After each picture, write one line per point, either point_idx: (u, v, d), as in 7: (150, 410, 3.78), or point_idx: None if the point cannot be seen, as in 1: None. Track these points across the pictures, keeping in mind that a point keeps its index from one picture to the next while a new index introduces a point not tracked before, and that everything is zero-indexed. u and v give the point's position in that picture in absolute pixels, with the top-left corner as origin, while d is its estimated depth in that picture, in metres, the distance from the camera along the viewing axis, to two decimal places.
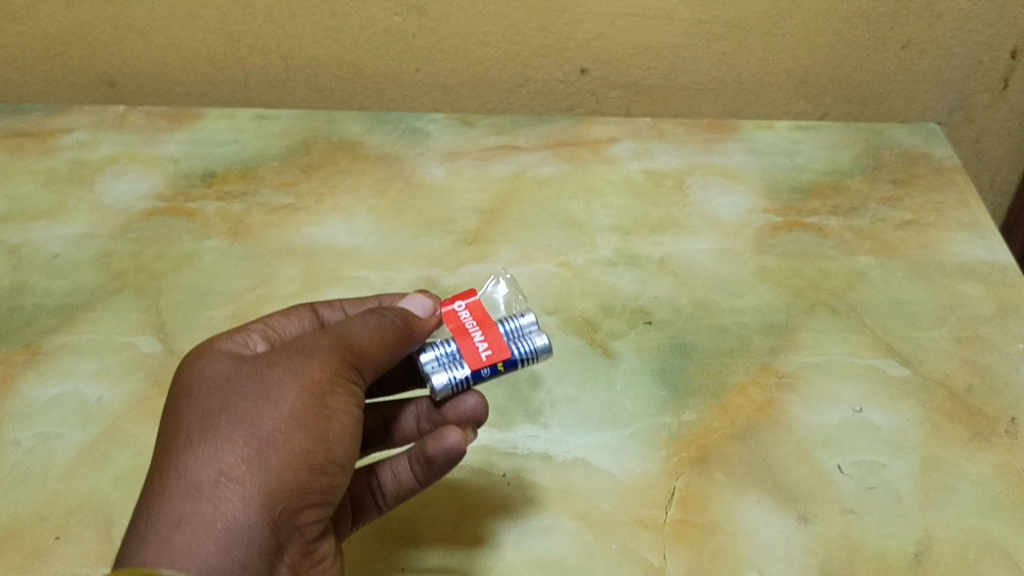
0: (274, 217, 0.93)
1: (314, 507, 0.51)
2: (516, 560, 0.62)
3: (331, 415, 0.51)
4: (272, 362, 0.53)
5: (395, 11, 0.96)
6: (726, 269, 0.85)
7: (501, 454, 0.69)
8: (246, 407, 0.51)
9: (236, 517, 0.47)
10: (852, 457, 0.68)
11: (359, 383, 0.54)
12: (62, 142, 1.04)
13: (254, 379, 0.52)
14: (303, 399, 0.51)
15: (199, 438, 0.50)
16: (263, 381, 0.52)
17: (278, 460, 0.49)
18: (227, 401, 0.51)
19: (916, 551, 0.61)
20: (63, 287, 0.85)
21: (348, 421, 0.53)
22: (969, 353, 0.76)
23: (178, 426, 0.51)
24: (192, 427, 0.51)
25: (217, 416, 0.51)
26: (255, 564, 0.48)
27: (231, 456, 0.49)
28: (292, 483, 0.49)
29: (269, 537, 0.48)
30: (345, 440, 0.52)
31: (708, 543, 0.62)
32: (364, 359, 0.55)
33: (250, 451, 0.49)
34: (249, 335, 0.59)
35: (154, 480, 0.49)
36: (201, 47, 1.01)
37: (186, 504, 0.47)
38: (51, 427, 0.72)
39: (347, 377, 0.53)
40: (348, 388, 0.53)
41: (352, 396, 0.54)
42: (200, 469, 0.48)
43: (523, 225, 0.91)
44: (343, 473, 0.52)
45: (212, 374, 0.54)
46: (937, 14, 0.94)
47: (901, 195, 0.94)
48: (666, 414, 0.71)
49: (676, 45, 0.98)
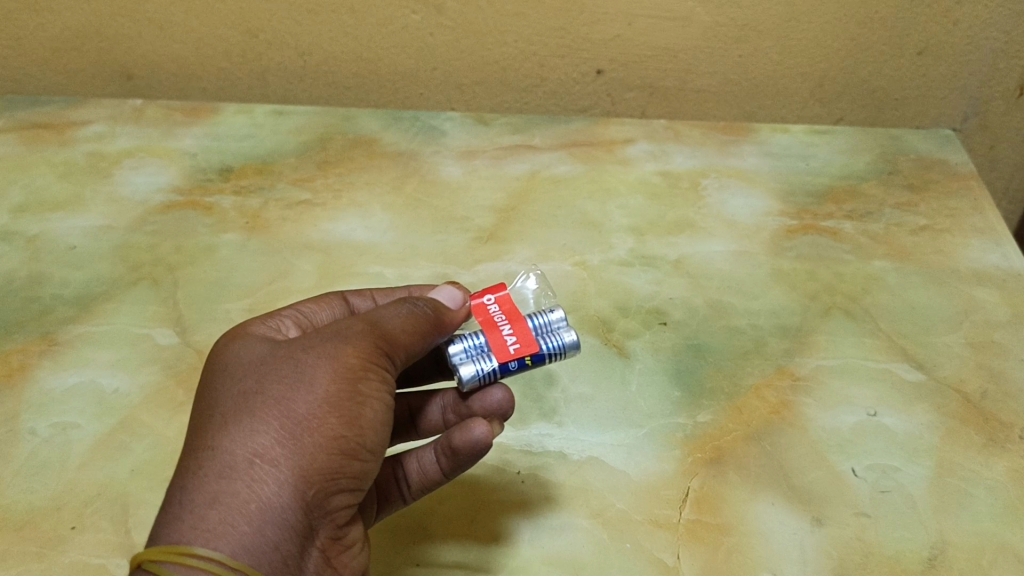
0: (291, 213, 0.93)
1: (345, 493, 0.51)
2: (531, 557, 0.62)
3: (365, 401, 0.52)
4: (307, 347, 0.53)
5: (413, 9, 0.96)
6: (740, 271, 0.85)
7: (517, 451, 0.69)
8: (281, 389, 0.51)
9: (270, 499, 0.48)
10: (867, 460, 0.68)
11: (391, 371, 0.55)
12: (80, 135, 1.05)
13: (289, 362, 0.52)
14: (338, 384, 0.51)
15: (234, 418, 0.50)
16: (298, 364, 0.52)
17: (312, 443, 0.49)
18: (262, 383, 0.51)
19: (931, 555, 0.62)
20: (80, 278, 0.86)
21: (380, 407, 0.53)
22: (984, 358, 0.76)
23: (212, 406, 0.51)
24: (226, 407, 0.51)
25: (252, 397, 0.51)
26: (287, 545, 0.48)
27: (265, 437, 0.49)
28: (326, 467, 0.49)
29: (301, 519, 0.49)
30: (377, 426, 0.52)
31: (723, 543, 0.63)
32: (396, 346, 0.55)
33: (285, 433, 0.49)
34: (281, 320, 0.60)
35: (188, 459, 0.49)
36: (219, 41, 1.01)
37: (221, 484, 0.47)
38: (69, 417, 0.73)
39: (380, 364, 0.54)
40: (381, 375, 0.53)
41: (385, 383, 0.54)
42: (235, 449, 0.48)
43: (539, 224, 0.91)
44: (374, 459, 0.53)
45: (245, 356, 0.54)
46: (955, 21, 0.94)
47: (917, 200, 0.94)
48: (681, 414, 0.72)
49: (693, 47, 0.98)
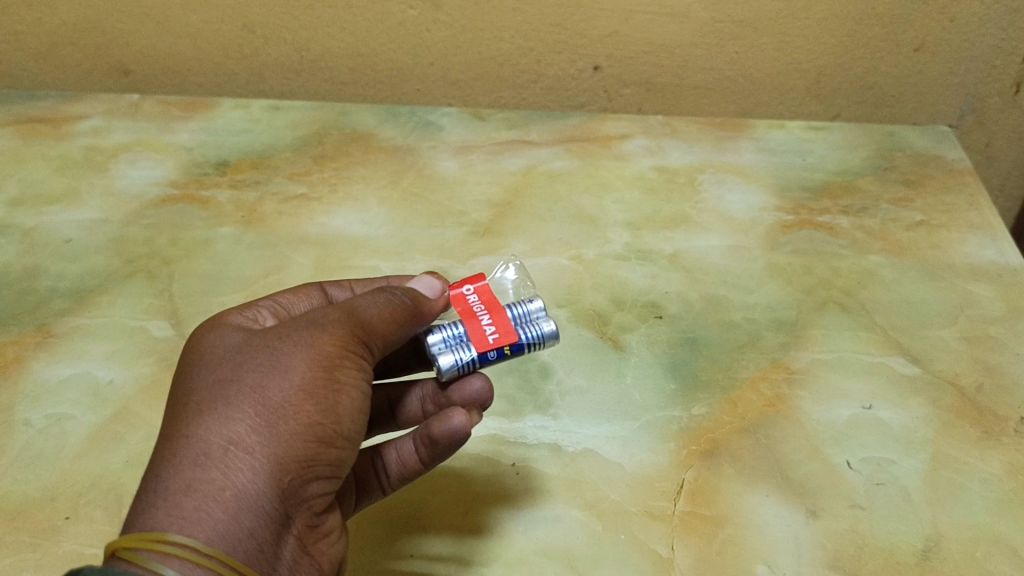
0: (287, 207, 0.93)
1: (321, 480, 0.51)
2: (524, 548, 0.62)
3: (341, 388, 0.52)
4: (282, 336, 0.53)
5: (410, 4, 0.96)
6: (737, 265, 0.85)
7: (511, 443, 0.69)
8: (257, 377, 0.51)
9: (245, 486, 0.47)
10: (862, 453, 0.68)
11: (369, 359, 0.55)
12: (77, 129, 1.05)
13: (265, 351, 0.52)
14: (314, 371, 0.51)
15: (209, 406, 0.50)
16: (274, 353, 0.52)
17: (288, 431, 0.49)
18: (238, 371, 0.51)
19: (925, 547, 0.62)
20: (76, 271, 0.86)
21: (357, 395, 0.53)
22: (979, 353, 0.76)
23: (187, 395, 0.51)
24: (202, 395, 0.51)
25: (228, 385, 0.51)
26: (263, 533, 0.48)
27: (241, 425, 0.49)
28: (301, 455, 0.49)
29: (277, 507, 0.49)
30: (354, 414, 0.53)
31: (717, 535, 0.62)
32: (374, 335, 0.55)
33: (261, 421, 0.49)
34: (259, 310, 0.60)
35: (162, 447, 0.49)
36: (216, 36, 1.01)
37: (196, 471, 0.47)
38: (64, 409, 0.72)
39: (356, 352, 0.54)
40: (358, 363, 0.54)
41: (362, 371, 0.54)
42: (210, 437, 0.48)
43: (535, 219, 0.91)
44: (350, 447, 0.53)
45: (221, 346, 0.54)
46: (950, 17, 0.94)
47: (913, 196, 0.94)
48: (676, 407, 0.72)
49: (690, 43, 0.98)
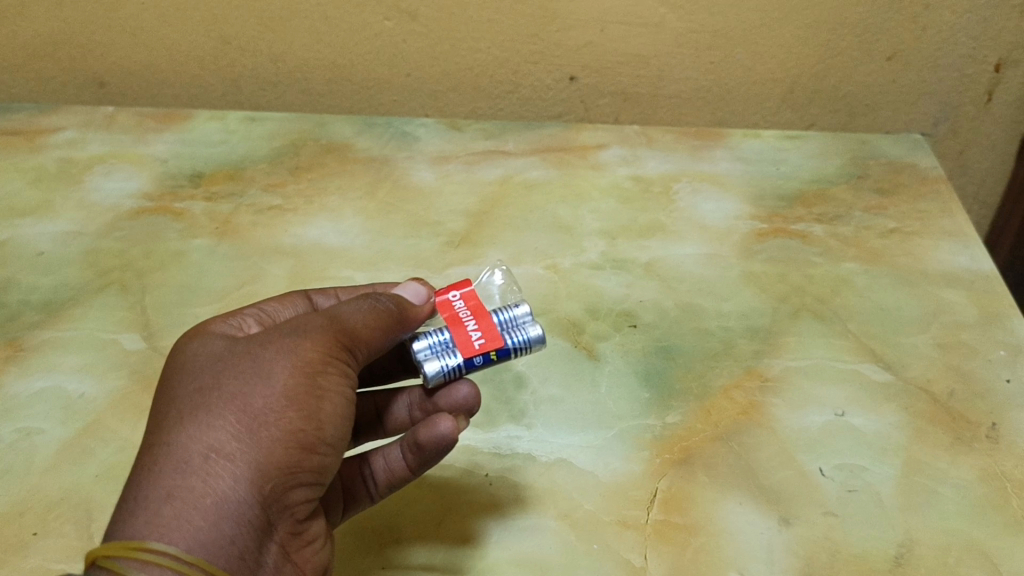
0: (263, 218, 0.93)
1: (303, 487, 0.51)
2: (497, 558, 0.62)
3: (323, 395, 0.52)
4: (264, 343, 0.53)
5: (385, 15, 0.97)
6: (711, 274, 0.85)
7: (485, 453, 0.69)
8: (238, 384, 0.50)
9: (226, 493, 0.47)
10: (835, 459, 0.68)
11: (353, 365, 0.55)
12: (51, 141, 1.04)
13: (247, 357, 0.52)
14: (295, 378, 0.51)
15: (191, 414, 0.49)
16: (255, 360, 0.52)
17: (269, 437, 0.49)
18: (219, 378, 0.51)
19: (897, 553, 0.62)
20: (49, 284, 0.85)
21: (340, 401, 0.53)
22: (952, 359, 0.76)
23: (168, 402, 0.51)
24: (182, 402, 0.50)
25: (209, 392, 0.50)
26: (243, 540, 0.48)
27: (221, 432, 0.48)
28: (283, 461, 0.49)
29: (258, 515, 0.48)
30: (336, 420, 0.52)
31: (690, 543, 0.62)
32: (359, 342, 0.55)
33: (241, 428, 0.49)
34: (243, 317, 0.59)
35: (144, 455, 0.49)
36: (191, 48, 1.02)
37: (175, 478, 0.47)
38: (34, 422, 0.72)
39: (340, 359, 0.54)
40: (342, 370, 0.53)
41: (346, 377, 0.54)
42: (190, 444, 0.48)
43: (511, 228, 0.91)
44: (333, 454, 0.52)
45: (203, 353, 0.54)
46: (923, 27, 0.95)
47: (886, 204, 0.94)
48: (650, 415, 0.72)
49: (666, 54, 0.99)
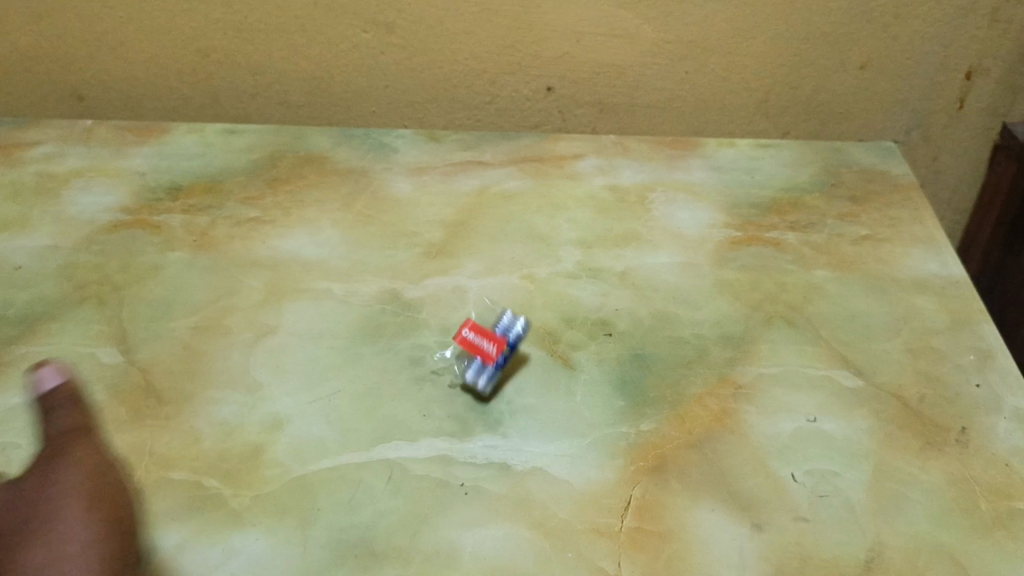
0: (240, 230, 0.93)
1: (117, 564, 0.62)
2: (472, 569, 0.62)
3: (90, 478, 0.65)
4: (47, 473, 0.66)
5: (363, 28, 0.99)
6: (685, 282, 0.86)
7: (460, 463, 0.69)
8: (48, 502, 0.64)
9: None
10: (807, 466, 0.69)
11: (79, 458, 0.67)
12: (28, 156, 1.02)
13: (44, 484, 0.65)
14: (80, 485, 0.64)
15: (41, 528, 0.62)
16: (52, 485, 0.65)
17: (65, 529, 0.62)
18: (38, 508, 0.64)
19: (868, 558, 0.62)
20: (25, 298, 0.85)
21: (92, 483, 0.65)
22: (922, 364, 0.77)
23: (15, 532, 0.62)
24: (26, 528, 0.63)
25: (42, 513, 0.63)
26: None
27: (55, 532, 0.61)
28: (97, 546, 0.61)
29: None
30: (114, 507, 0.64)
31: (662, 550, 0.63)
32: (53, 463, 0.67)
33: (58, 533, 0.61)
34: (15, 452, 0.70)
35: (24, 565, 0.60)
36: (173, 61, 1.04)
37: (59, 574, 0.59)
38: (9, 438, 0.71)
39: (55, 472, 0.66)
40: (84, 465, 0.66)
41: (84, 466, 0.66)
42: (56, 550, 0.60)
43: (487, 239, 0.92)
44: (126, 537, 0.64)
45: (17, 492, 0.66)
46: (893, 36, 0.99)
47: (859, 211, 0.95)
48: (624, 423, 0.72)
49: (640, 64, 1.02)
